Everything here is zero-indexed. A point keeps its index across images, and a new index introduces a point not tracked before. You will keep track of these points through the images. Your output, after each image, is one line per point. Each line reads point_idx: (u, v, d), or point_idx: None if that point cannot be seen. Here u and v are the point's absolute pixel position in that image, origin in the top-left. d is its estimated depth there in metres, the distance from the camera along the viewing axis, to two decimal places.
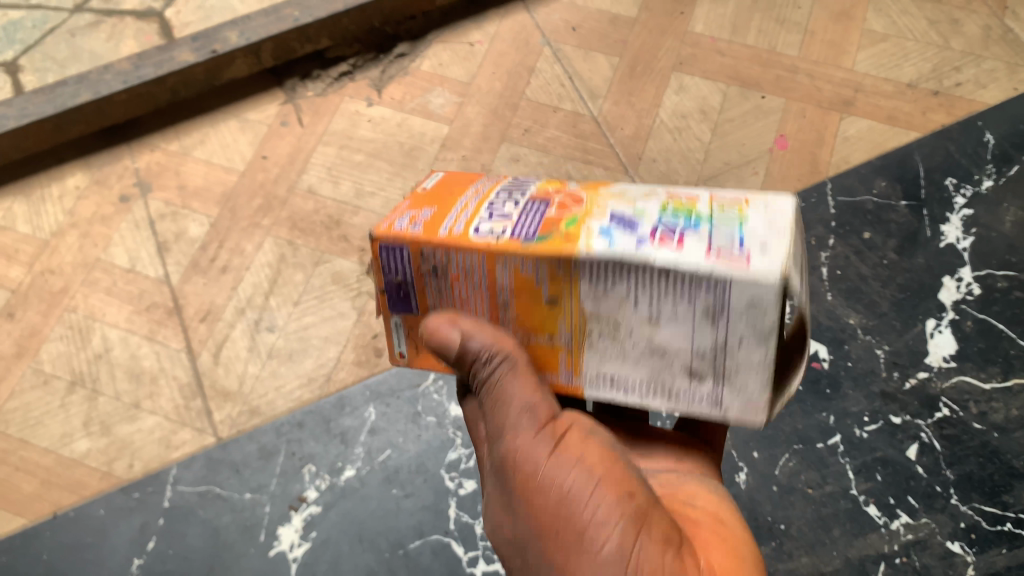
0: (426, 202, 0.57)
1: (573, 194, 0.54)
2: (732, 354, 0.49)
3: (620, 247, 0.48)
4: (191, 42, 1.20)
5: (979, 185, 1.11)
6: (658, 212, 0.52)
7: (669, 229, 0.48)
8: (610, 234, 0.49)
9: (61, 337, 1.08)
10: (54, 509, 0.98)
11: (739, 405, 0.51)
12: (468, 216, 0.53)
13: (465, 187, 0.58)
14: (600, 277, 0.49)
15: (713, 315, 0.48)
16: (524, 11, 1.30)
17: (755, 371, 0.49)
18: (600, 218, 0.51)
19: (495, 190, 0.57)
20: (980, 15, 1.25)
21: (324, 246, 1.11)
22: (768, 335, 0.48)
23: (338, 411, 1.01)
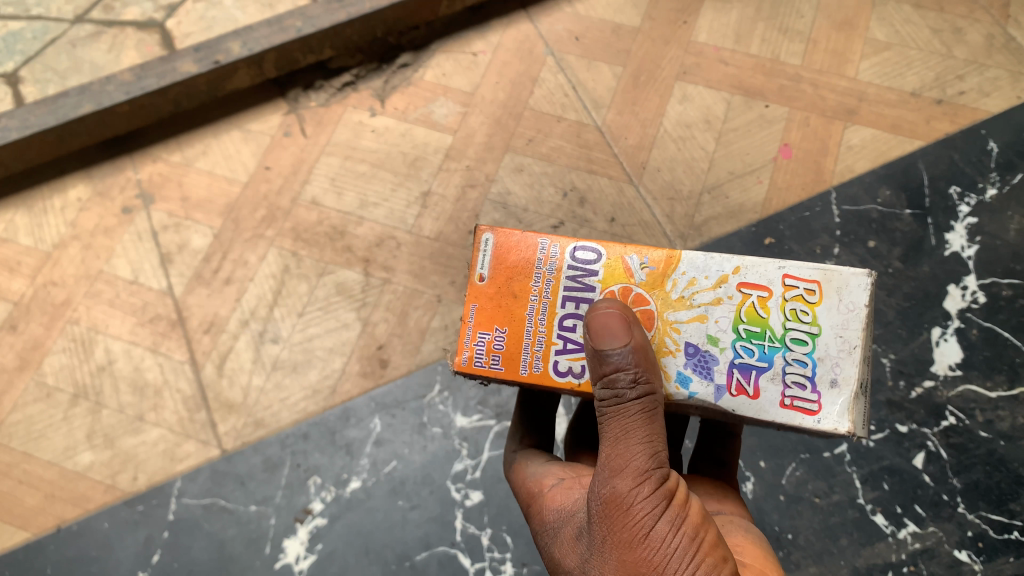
0: (495, 318, 0.62)
1: (643, 311, 0.60)
2: (825, 374, 0.57)
3: (700, 297, 0.60)
4: (194, 53, 1.18)
5: (983, 193, 1.11)
6: (723, 332, 0.59)
7: (740, 377, 0.58)
8: (692, 386, 0.58)
9: (63, 350, 1.07)
10: (58, 522, 0.97)
11: (836, 409, 0.56)
12: (542, 352, 0.61)
13: (526, 281, 0.63)
14: (701, 333, 0.59)
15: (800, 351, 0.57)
16: (526, 21, 1.30)
17: (845, 386, 0.57)
18: (675, 359, 0.59)
19: (558, 298, 0.62)
20: (982, 24, 1.26)
21: (328, 257, 1.11)
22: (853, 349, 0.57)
23: (343, 423, 1.00)
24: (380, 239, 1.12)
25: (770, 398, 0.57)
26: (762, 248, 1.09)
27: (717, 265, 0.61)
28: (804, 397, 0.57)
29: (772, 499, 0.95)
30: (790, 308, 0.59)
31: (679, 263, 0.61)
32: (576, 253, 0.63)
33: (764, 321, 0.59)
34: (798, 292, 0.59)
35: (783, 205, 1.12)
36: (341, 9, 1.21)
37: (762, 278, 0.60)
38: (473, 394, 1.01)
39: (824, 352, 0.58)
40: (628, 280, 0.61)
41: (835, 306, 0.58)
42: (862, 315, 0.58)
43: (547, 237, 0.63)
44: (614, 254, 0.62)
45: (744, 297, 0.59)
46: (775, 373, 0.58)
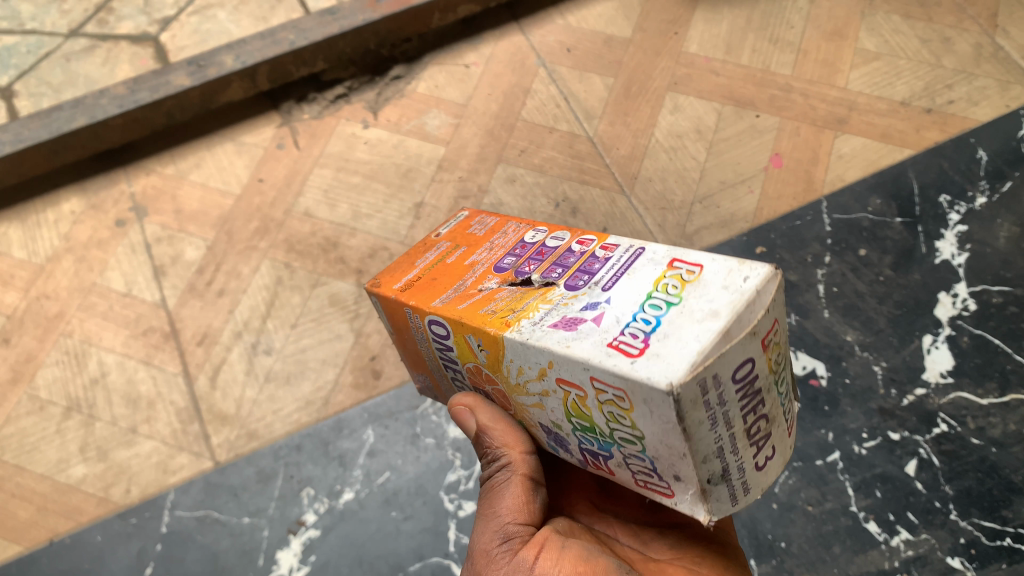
0: (416, 365, 0.63)
1: (497, 390, 0.53)
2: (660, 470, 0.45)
3: (535, 389, 0.48)
4: (187, 67, 1.20)
5: (973, 202, 1.12)
6: (561, 420, 0.49)
7: (591, 458, 0.50)
8: (557, 450, 0.53)
9: (57, 362, 1.07)
10: (50, 535, 0.97)
11: (686, 500, 0.45)
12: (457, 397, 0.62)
13: (415, 343, 0.59)
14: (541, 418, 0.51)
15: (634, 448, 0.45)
16: (518, 33, 1.31)
17: (687, 484, 0.44)
18: (540, 431, 0.53)
19: (441, 362, 0.58)
20: (970, 33, 1.27)
21: (321, 268, 1.11)
22: (685, 460, 0.42)
23: (337, 434, 1.00)
24: (374, 250, 1.13)
25: (626, 478, 0.48)
26: (754, 256, 1.10)
27: (533, 354, 0.46)
28: (654, 484, 0.46)
29: (765, 507, 0.95)
30: (607, 410, 0.43)
31: (504, 348, 0.48)
32: (432, 325, 0.54)
33: (590, 418, 0.46)
34: (611, 396, 0.42)
35: (773, 214, 1.13)
36: (333, 22, 1.22)
37: (574, 377, 0.44)
38: None
39: (656, 452, 0.43)
40: (476, 361, 0.52)
41: (647, 415, 0.41)
42: (680, 430, 0.40)
43: (409, 307, 0.56)
44: (457, 333, 0.51)
45: (566, 392, 0.45)
46: (620, 461, 0.47)
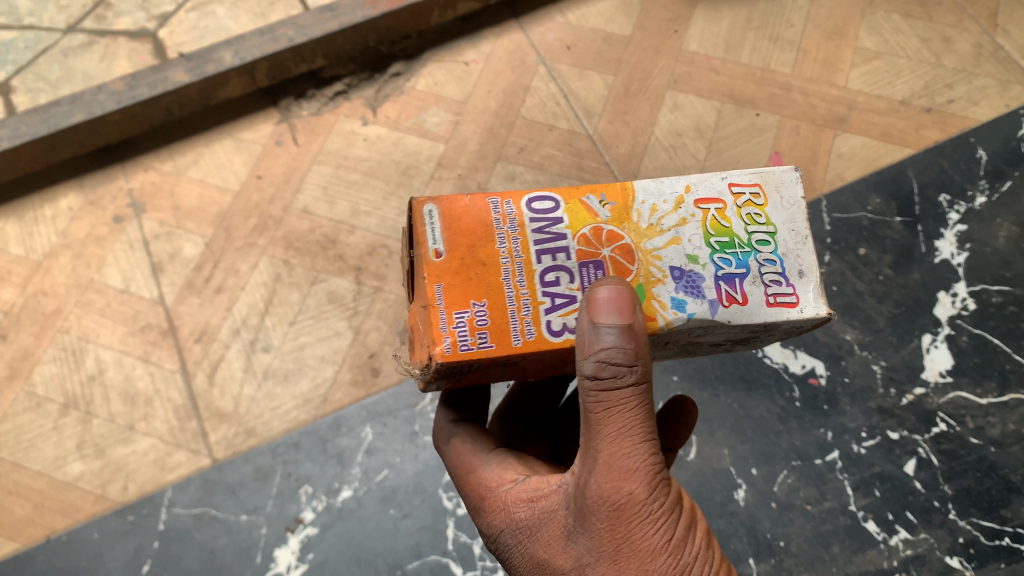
0: (470, 293, 0.55)
1: (620, 248, 0.57)
2: (788, 273, 0.57)
3: (671, 227, 0.58)
4: (186, 63, 1.19)
5: (972, 201, 1.12)
6: (698, 249, 0.57)
7: (726, 287, 0.57)
8: (689, 305, 0.56)
9: (54, 359, 1.07)
10: (48, 532, 0.97)
11: (812, 296, 0.57)
12: (531, 316, 0.55)
13: (490, 246, 0.57)
14: (673, 257, 0.57)
15: (761, 255, 0.58)
16: (518, 30, 1.31)
17: (810, 276, 0.57)
18: (670, 283, 0.57)
19: (531, 254, 0.57)
20: (971, 32, 1.27)
21: (320, 265, 1.11)
22: (806, 242, 0.58)
23: (334, 432, 1.00)
24: (373, 247, 1.12)
25: (758, 297, 0.57)
26: None
27: (669, 187, 0.60)
28: (783, 292, 0.57)
29: (764, 506, 0.95)
30: (745, 214, 0.59)
31: (635, 194, 0.60)
32: (533, 205, 0.59)
33: (729, 230, 0.58)
34: (746, 198, 0.60)
35: None
36: (333, 19, 1.21)
37: (712, 191, 0.60)
38: None
39: (786, 248, 0.58)
40: (595, 220, 0.58)
41: (779, 204, 0.60)
42: (804, 207, 0.60)
43: (498, 198, 0.59)
44: (572, 199, 0.59)
45: (704, 212, 0.59)
46: (755, 276, 0.57)
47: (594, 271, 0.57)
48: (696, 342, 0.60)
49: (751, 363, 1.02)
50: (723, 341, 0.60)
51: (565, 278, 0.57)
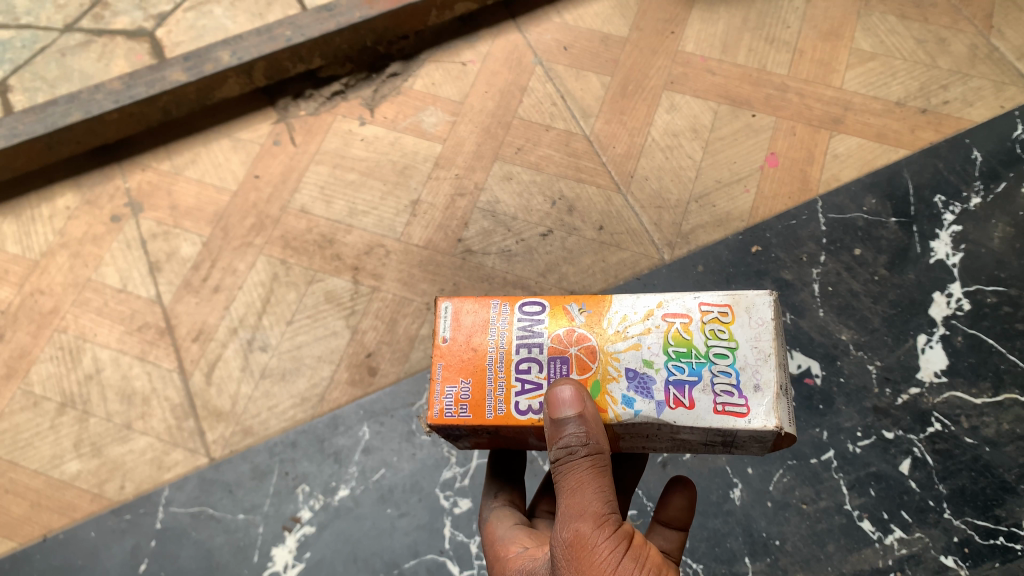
0: (459, 371, 0.63)
1: (585, 348, 0.63)
2: (739, 382, 0.59)
3: (633, 336, 0.63)
4: (183, 62, 1.19)
5: (967, 202, 1.12)
6: (655, 356, 0.61)
7: (676, 392, 0.60)
8: (636, 404, 0.60)
9: (51, 358, 1.07)
10: (44, 531, 0.97)
11: (760, 408, 0.58)
12: (504, 395, 0.62)
13: (484, 336, 0.64)
14: (629, 361, 0.62)
15: (714, 367, 0.60)
16: (515, 31, 1.31)
17: (763, 389, 0.59)
18: (621, 381, 0.61)
19: (512, 346, 0.64)
20: (966, 34, 1.27)
21: (317, 265, 1.11)
22: (764, 358, 0.60)
23: (332, 431, 1.00)
24: (370, 246, 1.13)
25: (706, 405, 0.59)
26: (749, 256, 1.10)
27: (642, 301, 0.64)
28: (733, 402, 0.59)
29: (760, 505, 0.96)
30: (709, 329, 0.62)
31: (610, 303, 0.64)
32: (525, 306, 0.66)
33: (689, 342, 0.62)
34: (714, 315, 0.62)
35: (769, 213, 1.13)
36: (331, 19, 1.22)
37: (682, 307, 0.63)
38: None
39: (745, 362, 0.60)
40: (570, 323, 0.64)
41: (747, 323, 0.61)
42: (771, 327, 0.61)
43: (497, 299, 0.66)
44: (557, 304, 0.65)
45: (669, 324, 0.63)
46: (705, 385, 0.60)
47: (561, 365, 0.62)
48: (666, 441, 0.62)
49: None
50: (694, 442, 0.62)
51: (536, 367, 0.63)
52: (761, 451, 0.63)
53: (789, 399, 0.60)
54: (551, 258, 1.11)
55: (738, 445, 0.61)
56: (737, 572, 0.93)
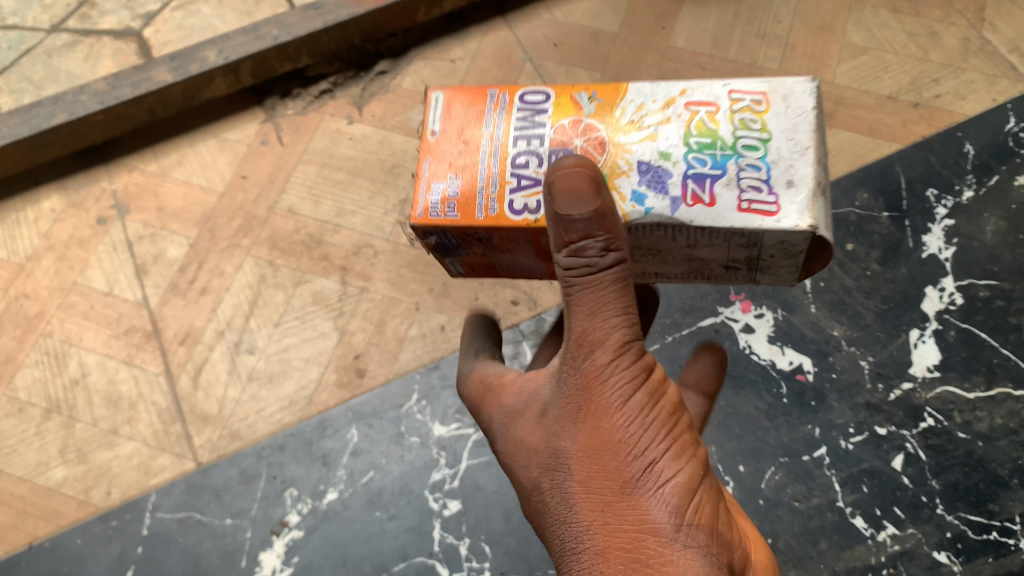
0: (451, 168, 0.65)
1: (593, 139, 0.63)
2: (771, 174, 0.59)
3: (652, 129, 0.63)
4: (169, 62, 1.18)
5: (960, 196, 1.11)
6: (674, 148, 0.62)
7: (695, 186, 0.60)
8: (649, 198, 0.61)
9: (37, 363, 1.06)
10: (30, 539, 0.96)
11: (790, 203, 0.58)
12: (497, 194, 0.63)
13: (479, 127, 0.66)
14: (643, 156, 0.62)
15: (743, 161, 0.60)
16: (505, 28, 1.30)
17: (799, 183, 0.59)
18: (635, 171, 0.62)
19: (509, 138, 0.65)
20: (959, 26, 1.26)
21: (304, 266, 1.10)
22: (805, 151, 0.60)
23: (320, 433, 0.99)
24: (358, 247, 1.12)
25: (731, 195, 0.59)
26: None
27: (664, 90, 0.65)
28: (760, 199, 0.59)
29: (752, 503, 0.95)
30: (738, 118, 0.62)
31: (625, 93, 0.65)
32: (525, 96, 0.66)
33: (714, 133, 0.62)
34: (744, 104, 0.63)
35: None
36: (317, 17, 1.21)
37: (709, 95, 0.64)
38: (451, 403, 1.00)
39: (777, 156, 0.60)
40: (579, 113, 0.65)
41: (782, 112, 0.62)
42: (810, 117, 0.61)
43: (497, 91, 0.67)
44: (564, 94, 0.66)
45: (693, 113, 0.63)
46: (730, 179, 0.60)
47: (563, 157, 0.63)
48: (686, 260, 0.66)
49: (739, 360, 1.02)
50: (716, 259, 0.65)
51: (534, 163, 0.64)
52: (789, 277, 0.65)
53: (826, 198, 0.60)
54: None
55: (764, 263, 0.64)
56: None
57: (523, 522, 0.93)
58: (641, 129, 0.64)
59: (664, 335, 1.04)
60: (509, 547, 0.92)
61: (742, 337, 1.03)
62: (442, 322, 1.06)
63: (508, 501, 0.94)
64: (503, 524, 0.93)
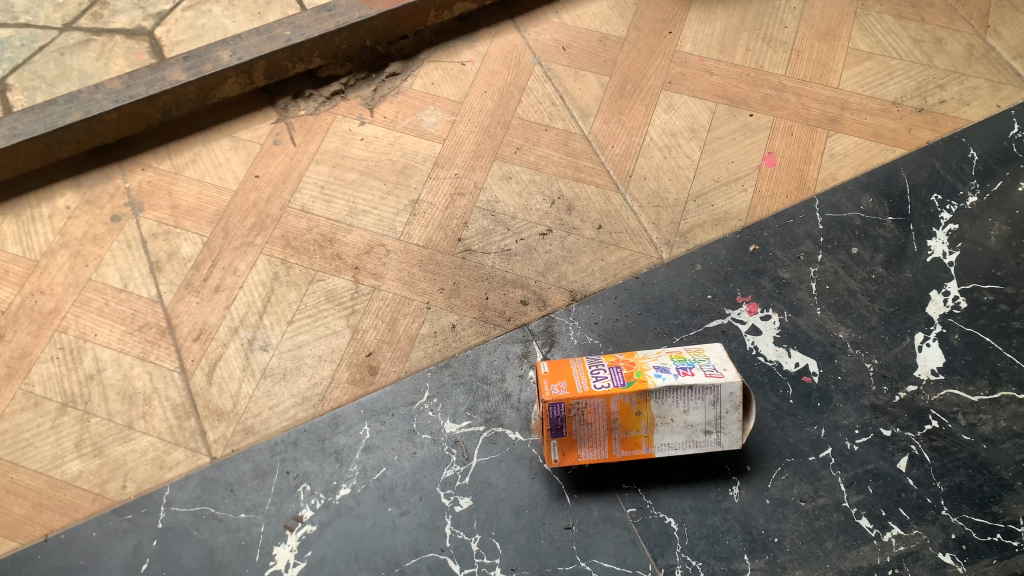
0: (557, 378, 0.91)
1: (627, 370, 0.91)
2: (717, 376, 0.89)
3: (655, 369, 0.91)
4: (182, 62, 1.20)
5: (965, 201, 1.13)
6: (666, 365, 0.91)
7: (680, 372, 0.90)
8: (662, 375, 0.89)
9: (51, 358, 1.07)
10: (46, 532, 0.96)
11: (723, 371, 0.89)
12: (588, 382, 0.89)
13: (568, 367, 0.93)
14: (659, 388, 0.88)
15: (702, 374, 0.89)
16: (514, 31, 1.32)
17: (731, 378, 0.88)
18: (652, 371, 0.91)
19: (587, 368, 0.92)
20: (962, 33, 1.28)
21: (317, 264, 1.12)
22: (727, 369, 0.90)
23: (333, 430, 1.01)
24: (370, 246, 1.13)
25: (700, 372, 0.89)
26: (747, 255, 1.11)
27: (653, 352, 0.96)
28: (711, 372, 0.89)
29: (759, 503, 0.95)
30: (691, 356, 0.93)
31: (639, 354, 0.95)
32: (589, 358, 0.95)
33: (686, 360, 0.92)
34: (689, 353, 0.94)
35: (767, 213, 1.14)
36: (330, 19, 1.23)
37: (676, 350, 0.95)
38: (462, 400, 1.02)
39: (715, 364, 0.91)
40: (617, 360, 0.94)
41: (712, 352, 0.94)
42: (725, 357, 0.93)
43: (570, 358, 0.96)
44: (606, 356, 0.96)
45: (670, 356, 0.94)
46: (698, 369, 0.90)
47: (618, 372, 0.91)
48: (681, 428, 0.90)
49: (746, 361, 1.03)
50: (697, 426, 0.90)
51: (604, 376, 0.90)
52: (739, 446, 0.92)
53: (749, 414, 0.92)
54: (550, 257, 1.12)
55: (722, 426, 0.90)
56: (736, 570, 0.91)
57: (534, 519, 0.94)
58: (652, 372, 0.90)
59: (672, 335, 1.05)
60: (519, 543, 0.93)
61: (749, 339, 1.05)
62: (452, 321, 1.07)
63: (519, 498, 0.95)
64: (514, 520, 0.94)
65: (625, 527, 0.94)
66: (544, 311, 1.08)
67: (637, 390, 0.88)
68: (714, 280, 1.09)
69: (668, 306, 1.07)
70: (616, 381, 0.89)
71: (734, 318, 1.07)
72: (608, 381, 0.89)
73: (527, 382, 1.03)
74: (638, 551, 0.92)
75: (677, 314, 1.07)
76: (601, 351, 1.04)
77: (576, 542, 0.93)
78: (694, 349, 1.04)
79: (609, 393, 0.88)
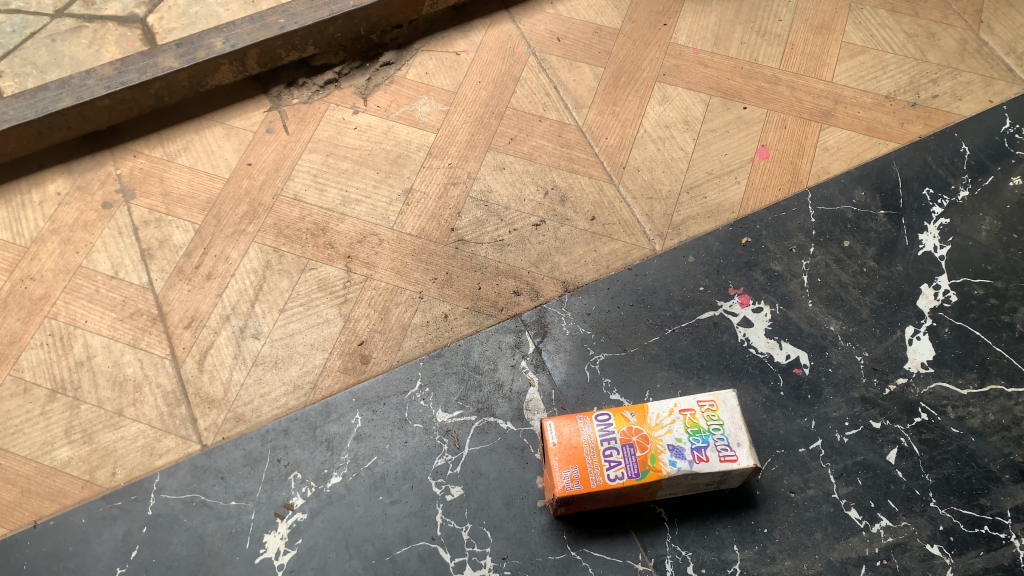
0: (568, 459, 0.88)
1: (641, 442, 0.88)
2: (729, 454, 0.88)
3: (669, 438, 0.89)
4: (175, 49, 1.19)
5: (956, 195, 1.14)
6: (681, 436, 0.89)
7: (697, 453, 0.88)
8: (676, 462, 0.87)
9: (41, 345, 1.06)
10: (34, 518, 0.95)
11: (737, 451, 0.88)
12: (602, 470, 0.87)
13: (578, 436, 0.89)
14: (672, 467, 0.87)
15: (716, 450, 0.88)
16: (508, 21, 1.32)
17: (744, 459, 0.87)
18: (666, 454, 0.88)
19: (598, 441, 0.89)
20: (955, 28, 1.29)
21: (309, 253, 1.12)
22: (740, 444, 0.88)
23: (324, 418, 1.01)
24: (362, 235, 1.13)
25: (715, 457, 0.87)
26: (739, 247, 1.11)
27: (666, 404, 0.91)
28: (728, 456, 0.88)
29: (749, 493, 0.95)
30: (706, 415, 0.90)
31: (650, 407, 0.91)
32: (600, 418, 0.91)
33: (701, 426, 0.89)
34: (704, 409, 0.90)
35: (760, 205, 1.14)
36: (324, 7, 1.22)
37: (689, 404, 0.91)
38: (454, 390, 1.02)
39: (729, 433, 0.89)
40: (628, 423, 0.90)
41: (725, 408, 0.90)
42: (739, 417, 0.90)
43: (579, 415, 0.91)
44: (616, 411, 0.91)
45: (685, 416, 0.90)
46: (713, 446, 0.88)
47: (631, 449, 0.88)
48: (685, 485, 0.90)
49: (736, 353, 1.03)
50: (701, 484, 0.90)
51: (617, 457, 0.88)
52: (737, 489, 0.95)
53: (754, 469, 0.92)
54: (543, 248, 1.12)
55: (725, 482, 0.91)
56: (726, 560, 0.91)
57: (525, 508, 0.94)
58: (665, 446, 0.88)
59: (664, 327, 1.05)
60: (510, 532, 0.93)
61: (741, 330, 1.05)
62: (444, 311, 1.07)
63: (510, 488, 0.95)
64: (505, 510, 0.94)
65: (618, 516, 0.93)
66: (537, 302, 1.08)
67: (652, 471, 0.87)
68: (706, 272, 1.09)
69: (659, 298, 1.07)
70: (630, 471, 0.87)
71: (726, 310, 1.07)
72: (621, 471, 0.87)
73: (519, 372, 1.03)
74: (630, 541, 0.92)
75: (669, 305, 1.07)
76: (593, 342, 1.04)
77: (567, 531, 0.93)
78: (686, 340, 1.04)
79: (622, 481, 0.87)
